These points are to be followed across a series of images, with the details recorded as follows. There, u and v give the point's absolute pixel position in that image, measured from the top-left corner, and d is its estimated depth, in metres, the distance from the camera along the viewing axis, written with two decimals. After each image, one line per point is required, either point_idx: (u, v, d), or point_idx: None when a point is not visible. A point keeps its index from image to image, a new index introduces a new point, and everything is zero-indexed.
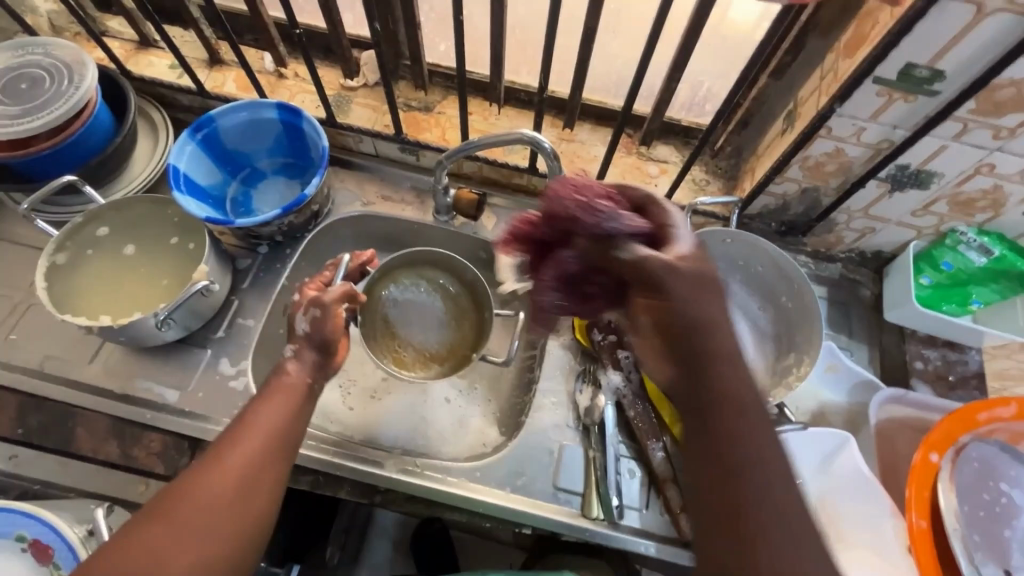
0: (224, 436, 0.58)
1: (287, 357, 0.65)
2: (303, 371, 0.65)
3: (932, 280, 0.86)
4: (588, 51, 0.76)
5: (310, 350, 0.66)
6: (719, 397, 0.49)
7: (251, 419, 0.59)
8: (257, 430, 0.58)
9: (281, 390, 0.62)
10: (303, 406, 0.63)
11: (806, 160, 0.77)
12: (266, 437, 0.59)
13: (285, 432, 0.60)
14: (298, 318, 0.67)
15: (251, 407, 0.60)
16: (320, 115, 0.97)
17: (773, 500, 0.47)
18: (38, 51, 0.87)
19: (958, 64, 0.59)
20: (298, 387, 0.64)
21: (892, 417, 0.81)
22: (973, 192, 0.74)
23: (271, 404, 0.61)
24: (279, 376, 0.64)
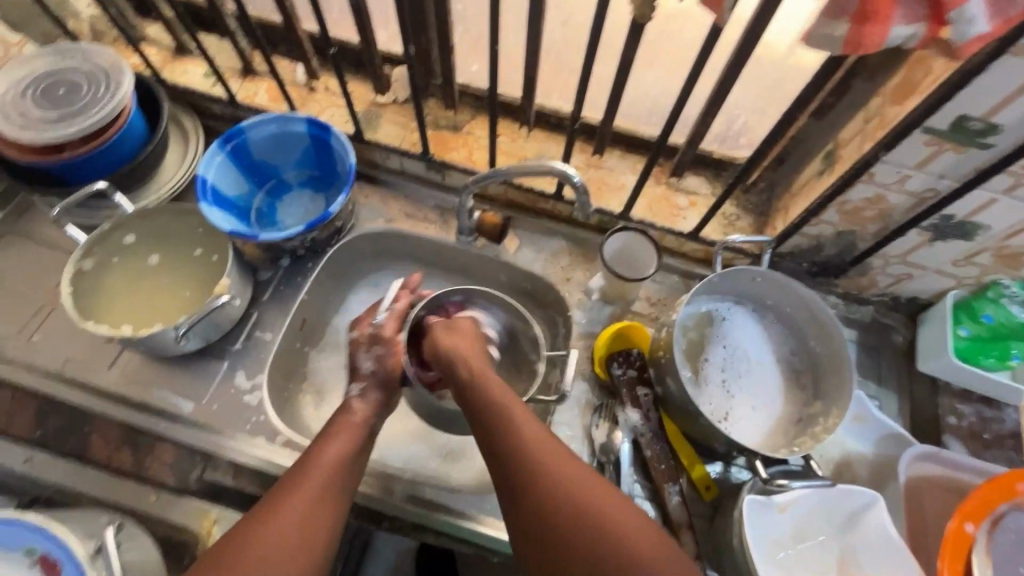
0: (293, 471, 0.65)
1: (355, 395, 0.74)
2: (368, 409, 0.73)
3: (972, 333, 0.81)
4: (624, 82, 0.74)
5: (373, 389, 0.75)
6: (487, 415, 0.63)
7: (319, 456, 0.66)
8: (325, 465, 0.65)
9: (343, 425, 0.70)
10: (365, 445, 0.70)
11: (843, 204, 0.75)
12: (332, 470, 0.65)
13: (349, 466, 0.67)
14: (363, 356, 0.78)
15: (317, 446, 0.68)
16: (348, 130, 0.96)
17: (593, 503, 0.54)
18: (78, 58, 0.89)
19: (1016, 119, 0.56)
20: (357, 425, 0.71)
21: (921, 474, 0.77)
22: (1021, 247, 0.70)
23: (335, 442, 0.68)
24: (346, 413, 0.72)
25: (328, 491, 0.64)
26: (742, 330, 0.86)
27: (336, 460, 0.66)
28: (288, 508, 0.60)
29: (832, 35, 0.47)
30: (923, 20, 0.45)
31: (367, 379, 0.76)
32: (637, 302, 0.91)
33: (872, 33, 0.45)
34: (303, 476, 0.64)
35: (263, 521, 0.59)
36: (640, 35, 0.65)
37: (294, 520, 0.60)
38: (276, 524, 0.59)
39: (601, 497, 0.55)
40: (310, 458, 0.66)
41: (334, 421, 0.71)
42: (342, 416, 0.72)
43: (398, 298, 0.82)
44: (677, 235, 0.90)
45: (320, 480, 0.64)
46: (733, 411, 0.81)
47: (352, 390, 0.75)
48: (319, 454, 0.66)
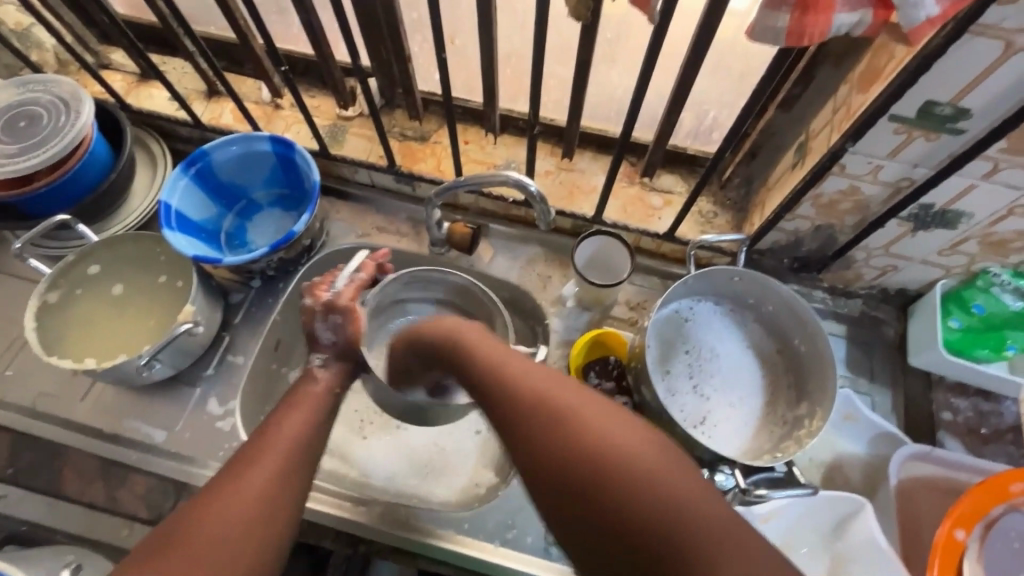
0: (244, 449, 0.58)
1: (317, 365, 0.70)
2: (331, 379, 0.69)
3: (962, 324, 0.78)
4: (584, 82, 0.72)
5: (336, 358, 0.71)
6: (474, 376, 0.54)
7: (272, 431, 0.60)
8: (274, 445, 0.58)
9: (306, 399, 0.65)
10: (326, 418, 0.65)
11: (817, 198, 0.72)
12: (289, 447, 0.59)
13: (306, 445, 0.60)
14: (320, 327, 0.72)
15: (272, 420, 0.61)
16: (313, 146, 0.95)
17: (578, 414, 0.45)
18: (38, 88, 0.88)
19: (985, 102, 0.53)
20: (318, 398, 0.66)
21: (913, 475, 0.74)
22: (1007, 234, 0.67)
23: (290, 418, 0.62)
24: (306, 382, 0.67)
25: (285, 468, 0.57)
26: (717, 327, 0.84)
27: (295, 435, 0.60)
28: (244, 487, 0.54)
29: (774, 27, 0.43)
30: (867, 6, 0.42)
31: (329, 351, 0.71)
32: (615, 306, 0.89)
33: (814, 23, 0.42)
34: (262, 452, 0.57)
35: (205, 508, 0.51)
36: (591, 36, 0.63)
37: (254, 495, 0.53)
38: (229, 502, 0.52)
39: (605, 418, 0.45)
40: (258, 433, 0.60)
41: (297, 393, 0.66)
42: (304, 387, 0.67)
43: (364, 268, 0.77)
44: (652, 236, 0.87)
45: (278, 455, 0.57)
46: (710, 414, 0.80)
47: (313, 361, 0.70)
48: (275, 432, 0.59)
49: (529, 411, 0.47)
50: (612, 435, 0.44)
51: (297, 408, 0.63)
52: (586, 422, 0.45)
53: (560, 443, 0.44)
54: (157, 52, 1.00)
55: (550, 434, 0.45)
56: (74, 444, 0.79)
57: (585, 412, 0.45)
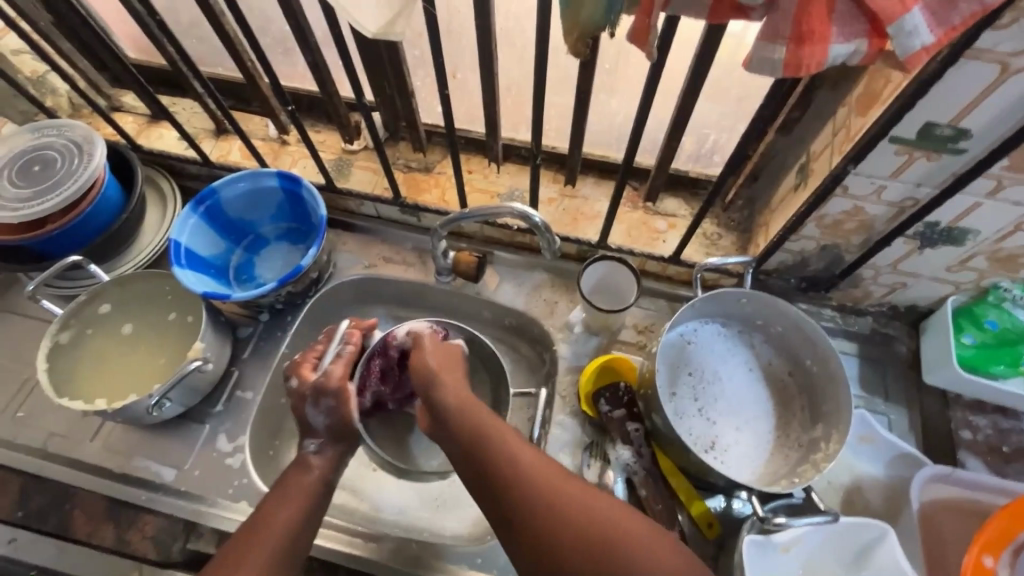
0: (243, 530, 0.60)
1: (311, 452, 0.68)
2: (326, 463, 0.67)
3: (976, 340, 0.78)
4: (584, 111, 0.72)
5: (330, 443, 0.69)
6: (465, 426, 0.62)
7: (267, 516, 0.61)
8: (272, 529, 0.60)
9: (299, 486, 0.64)
10: (320, 502, 0.64)
11: (822, 219, 0.71)
12: (286, 532, 0.60)
13: (300, 531, 0.61)
14: (311, 411, 0.69)
15: (270, 503, 0.62)
16: (319, 180, 0.97)
17: (588, 510, 0.53)
18: (52, 133, 0.90)
19: (986, 122, 0.53)
20: (314, 485, 0.65)
21: (936, 498, 0.72)
22: (1015, 250, 0.67)
23: (286, 502, 0.62)
24: (299, 470, 0.66)
25: (285, 554, 0.60)
26: (724, 374, 0.83)
27: (291, 521, 0.61)
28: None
29: (772, 59, 0.43)
30: (861, 36, 0.42)
31: (324, 434, 0.69)
32: (623, 330, 0.89)
33: (810, 54, 0.42)
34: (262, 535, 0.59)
35: None
36: (590, 69, 0.64)
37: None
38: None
39: (596, 501, 0.54)
40: (258, 518, 0.61)
41: (287, 482, 0.65)
42: (295, 476, 0.65)
43: (351, 338, 0.76)
44: (658, 260, 0.88)
45: (276, 540, 0.59)
46: (720, 439, 0.79)
47: (308, 447, 0.68)
48: (273, 517, 0.61)
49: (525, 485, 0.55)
50: (630, 534, 0.51)
51: (290, 501, 0.63)
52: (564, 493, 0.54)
53: (575, 528, 0.52)
54: (166, 93, 1.03)
55: (575, 530, 0.52)
56: (84, 484, 0.79)
57: (608, 514, 0.52)
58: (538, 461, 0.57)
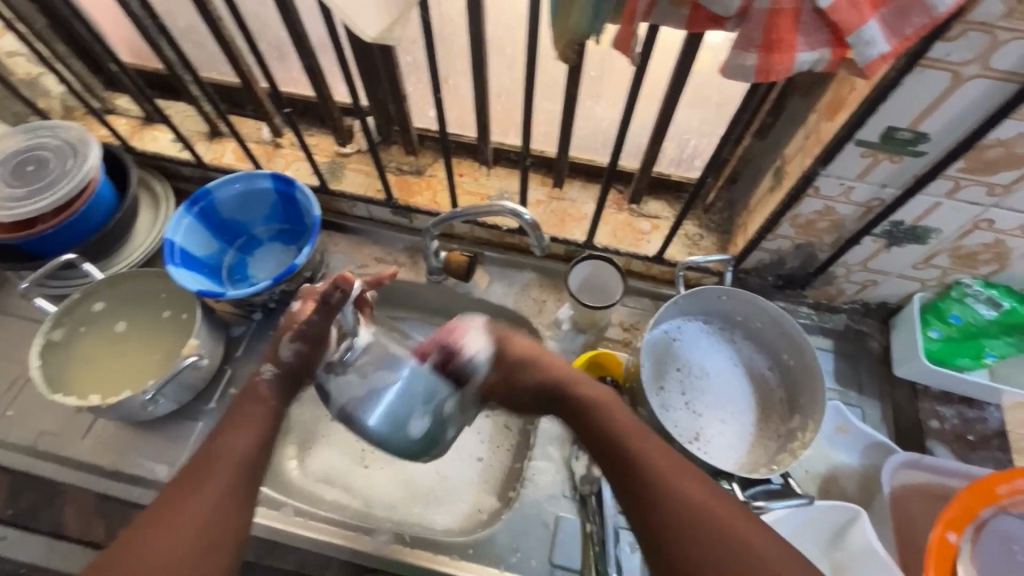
0: (193, 461, 0.57)
1: (264, 380, 0.65)
2: (278, 397, 0.64)
3: (942, 334, 0.82)
4: (572, 114, 0.75)
5: (289, 381, 0.65)
6: (589, 414, 0.61)
7: (221, 446, 0.57)
8: (226, 459, 0.56)
9: (247, 416, 0.61)
10: (273, 435, 0.61)
11: (796, 219, 0.75)
12: (242, 464, 0.57)
13: (255, 462, 0.58)
14: (283, 347, 0.66)
15: (221, 433, 0.59)
16: (312, 182, 0.98)
17: (659, 473, 0.53)
18: (46, 134, 0.91)
19: (941, 126, 0.57)
20: (265, 418, 0.62)
21: (906, 484, 0.76)
22: (975, 246, 0.72)
23: (242, 428, 0.60)
24: (251, 390, 0.64)
25: (242, 490, 0.55)
26: (710, 375, 0.86)
27: (249, 446, 0.58)
28: (190, 513, 0.52)
29: (745, 65, 0.47)
30: (825, 45, 0.46)
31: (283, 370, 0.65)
32: (610, 328, 0.92)
33: (779, 61, 0.46)
34: (218, 459, 0.56)
35: (157, 526, 0.50)
36: (577, 74, 0.67)
37: (213, 508, 0.53)
38: (191, 503, 0.52)
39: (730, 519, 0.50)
40: (206, 452, 0.57)
41: (234, 411, 0.62)
42: (250, 405, 0.62)
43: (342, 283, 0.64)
44: (642, 259, 0.91)
45: (233, 473, 0.56)
46: (704, 431, 0.82)
47: (262, 372, 0.65)
48: (225, 447, 0.57)
49: (655, 484, 0.53)
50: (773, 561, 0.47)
51: (246, 430, 0.60)
52: (694, 499, 0.51)
53: (712, 544, 0.48)
54: (160, 97, 1.04)
55: (648, 490, 0.53)
56: (74, 482, 0.79)
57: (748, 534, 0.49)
58: (627, 426, 0.58)
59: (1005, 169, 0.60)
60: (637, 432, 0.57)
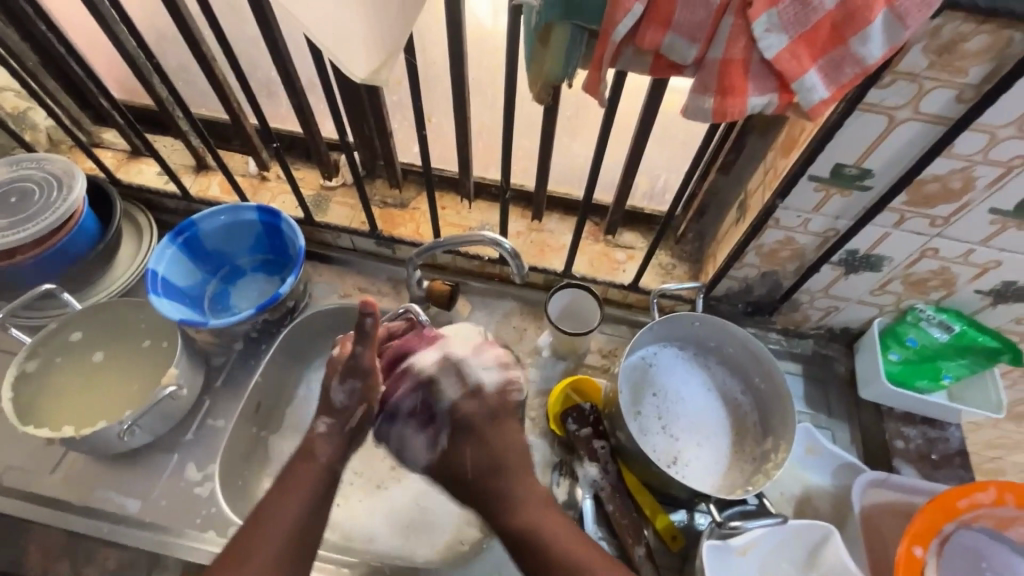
0: (238, 536, 0.59)
1: (319, 432, 0.67)
2: (332, 451, 0.66)
3: (901, 356, 0.87)
4: (548, 150, 0.80)
5: (340, 426, 0.67)
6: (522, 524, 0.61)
7: (268, 514, 0.60)
8: (275, 527, 0.59)
9: (301, 480, 0.63)
10: (321, 500, 0.63)
11: (760, 248, 0.80)
12: (289, 533, 0.59)
13: (305, 530, 0.60)
14: (336, 389, 0.67)
15: (269, 502, 0.61)
16: (298, 214, 1.01)
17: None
18: (31, 166, 0.92)
19: (882, 164, 0.63)
20: (318, 478, 0.64)
21: (877, 502, 0.78)
22: (924, 273, 0.77)
23: (288, 495, 0.62)
24: (305, 457, 0.65)
25: (289, 559, 0.58)
26: (686, 398, 0.89)
27: (296, 514, 0.61)
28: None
29: (702, 107, 0.52)
30: (772, 91, 0.50)
31: (339, 416, 0.67)
32: (589, 355, 0.95)
33: (733, 105, 0.51)
34: (264, 531, 0.58)
35: None
36: (552, 113, 0.72)
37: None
38: (247, 572, 0.56)
39: None
40: (253, 525, 0.59)
41: (288, 473, 0.64)
42: (301, 465, 0.65)
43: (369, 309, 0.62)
44: (619, 287, 0.95)
45: (282, 540, 0.59)
46: (681, 454, 0.84)
47: (317, 425, 0.67)
48: (272, 518, 0.60)
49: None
50: None
51: (290, 492, 0.62)
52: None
53: None
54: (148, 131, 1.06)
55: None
56: (40, 519, 0.76)
57: None
58: (539, 493, 0.64)
59: (943, 203, 0.66)
60: (557, 524, 0.62)
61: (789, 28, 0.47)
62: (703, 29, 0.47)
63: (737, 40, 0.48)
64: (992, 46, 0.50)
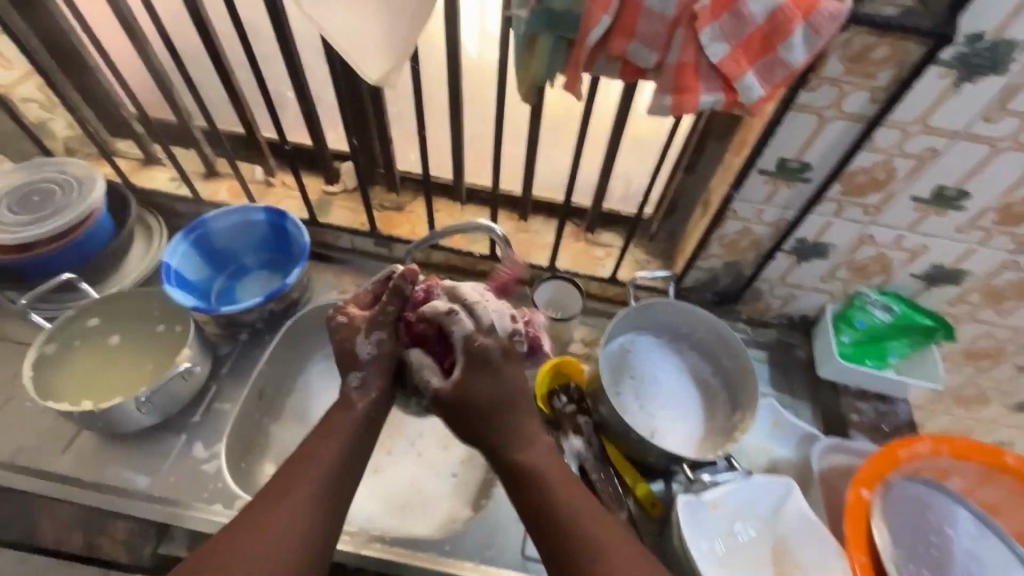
0: (283, 472, 0.64)
1: (353, 390, 0.71)
2: (368, 404, 0.71)
3: (852, 338, 0.96)
4: (534, 153, 0.90)
5: (372, 378, 0.71)
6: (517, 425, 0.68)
7: (309, 455, 0.65)
8: (317, 465, 0.64)
9: (337, 425, 0.69)
10: (359, 441, 0.68)
11: (723, 238, 0.90)
12: (331, 470, 0.64)
13: (344, 470, 0.65)
14: (361, 345, 0.71)
15: (312, 445, 0.67)
16: (302, 216, 1.09)
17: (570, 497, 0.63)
18: (54, 169, 0.99)
19: (818, 158, 0.74)
20: (354, 423, 0.69)
21: (835, 466, 0.86)
22: (865, 259, 0.88)
23: (325, 447, 0.66)
24: (341, 408, 0.70)
25: (327, 499, 0.63)
26: (663, 380, 0.97)
27: (334, 459, 0.65)
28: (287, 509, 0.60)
29: (663, 104, 0.62)
30: (719, 90, 0.61)
31: (368, 369, 0.71)
32: (573, 343, 1.03)
33: (688, 101, 0.61)
34: (305, 469, 0.64)
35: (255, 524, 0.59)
36: (537, 118, 0.82)
37: (302, 512, 0.60)
38: (289, 503, 0.61)
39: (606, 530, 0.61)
40: (298, 464, 0.64)
41: (327, 421, 0.69)
42: (339, 414, 0.70)
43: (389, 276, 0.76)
44: (598, 280, 1.05)
45: (323, 483, 0.63)
46: (659, 429, 0.91)
47: (351, 383, 0.71)
48: (315, 458, 0.65)
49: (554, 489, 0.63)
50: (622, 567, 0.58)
51: (331, 438, 0.67)
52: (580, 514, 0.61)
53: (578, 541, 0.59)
54: None
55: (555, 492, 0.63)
56: (51, 494, 0.80)
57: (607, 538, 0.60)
58: (564, 477, 0.65)
59: (873, 192, 0.77)
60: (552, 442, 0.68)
61: (730, 37, 0.57)
62: (660, 38, 0.58)
63: (689, 47, 0.58)
64: (893, 55, 0.61)
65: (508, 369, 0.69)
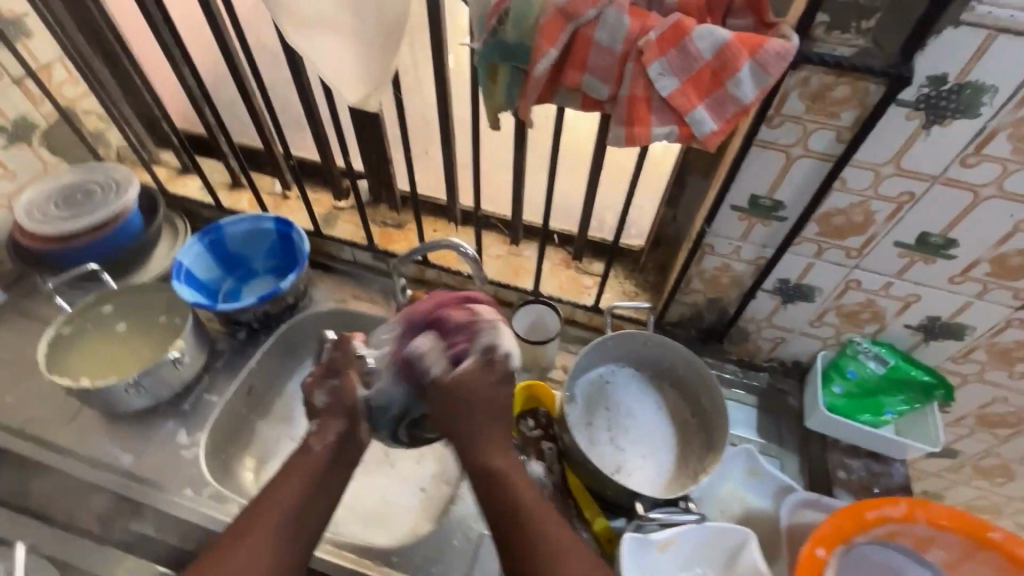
0: (244, 515, 0.64)
1: (314, 431, 0.70)
2: (327, 445, 0.69)
3: (844, 389, 0.90)
4: (519, 179, 0.93)
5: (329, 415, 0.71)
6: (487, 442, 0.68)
7: (263, 501, 0.64)
8: (271, 509, 0.63)
9: (299, 465, 0.67)
10: (323, 479, 0.67)
11: (703, 274, 0.89)
12: (288, 512, 0.64)
13: (302, 513, 0.64)
14: (317, 391, 0.73)
15: (267, 491, 0.65)
16: (309, 227, 1.16)
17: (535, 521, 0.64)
18: (98, 172, 1.11)
19: (790, 196, 0.73)
20: (315, 462, 0.68)
21: (804, 520, 0.82)
22: (854, 305, 0.83)
23: (287, 483, 0.66)
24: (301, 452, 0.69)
25: (287, 535, 0.63)
26: (638, 414, 0.94)
27: (293, 501, 0.65)
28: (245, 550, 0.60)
29: (616, 134, 0.63)
30: (673, 122, 0.61)
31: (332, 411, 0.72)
32: (551, 369, 1.03)
33: (640, 132, 0.62)
34: (267, 509, 0.63)
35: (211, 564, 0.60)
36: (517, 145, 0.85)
37: (258, 551, 0.60)
38: (246, 545, 0.61)
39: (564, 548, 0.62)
40: (258, 506, 0.64)
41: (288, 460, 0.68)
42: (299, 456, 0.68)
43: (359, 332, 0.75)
44: (583, 308, 1.05)
45: (281, 522, 0.63)
46: (625, 464, 0.89)
47: (312, 427, 0.71)
48: (275, 501, 0.64)
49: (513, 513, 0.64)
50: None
51: (296, 476, 0.66)
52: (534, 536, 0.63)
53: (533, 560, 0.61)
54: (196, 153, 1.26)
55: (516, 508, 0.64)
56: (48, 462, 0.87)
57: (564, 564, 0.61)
58: (533, 500, 0.65)
59: (852, 235, 0.74)
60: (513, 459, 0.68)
61: (679, 73, 0.58)
62: (611, 71, 0.60)
63: (638, 81, 0.60)
64: (853, 95, 0.60)
65: (468, 387, 0.68)
